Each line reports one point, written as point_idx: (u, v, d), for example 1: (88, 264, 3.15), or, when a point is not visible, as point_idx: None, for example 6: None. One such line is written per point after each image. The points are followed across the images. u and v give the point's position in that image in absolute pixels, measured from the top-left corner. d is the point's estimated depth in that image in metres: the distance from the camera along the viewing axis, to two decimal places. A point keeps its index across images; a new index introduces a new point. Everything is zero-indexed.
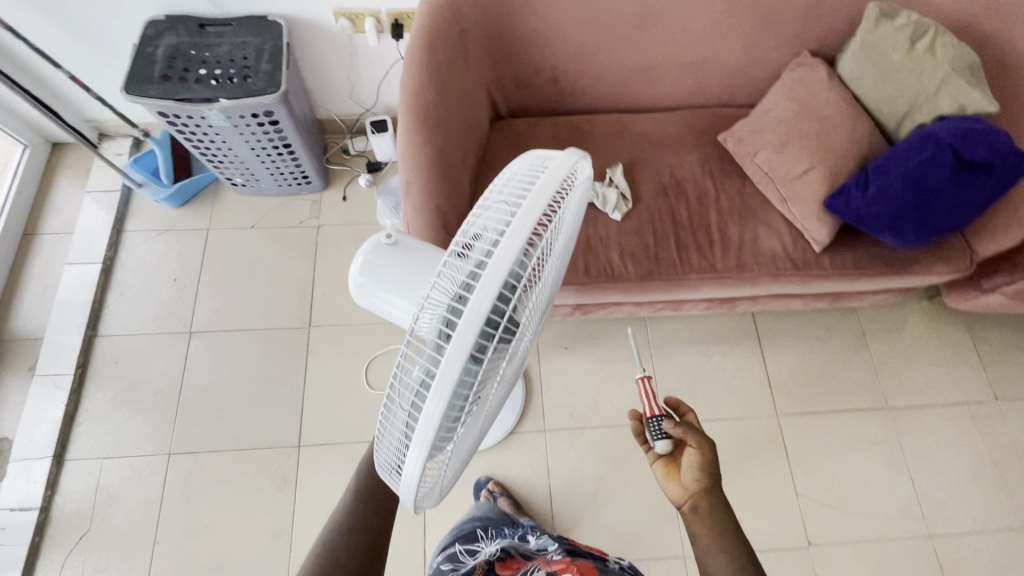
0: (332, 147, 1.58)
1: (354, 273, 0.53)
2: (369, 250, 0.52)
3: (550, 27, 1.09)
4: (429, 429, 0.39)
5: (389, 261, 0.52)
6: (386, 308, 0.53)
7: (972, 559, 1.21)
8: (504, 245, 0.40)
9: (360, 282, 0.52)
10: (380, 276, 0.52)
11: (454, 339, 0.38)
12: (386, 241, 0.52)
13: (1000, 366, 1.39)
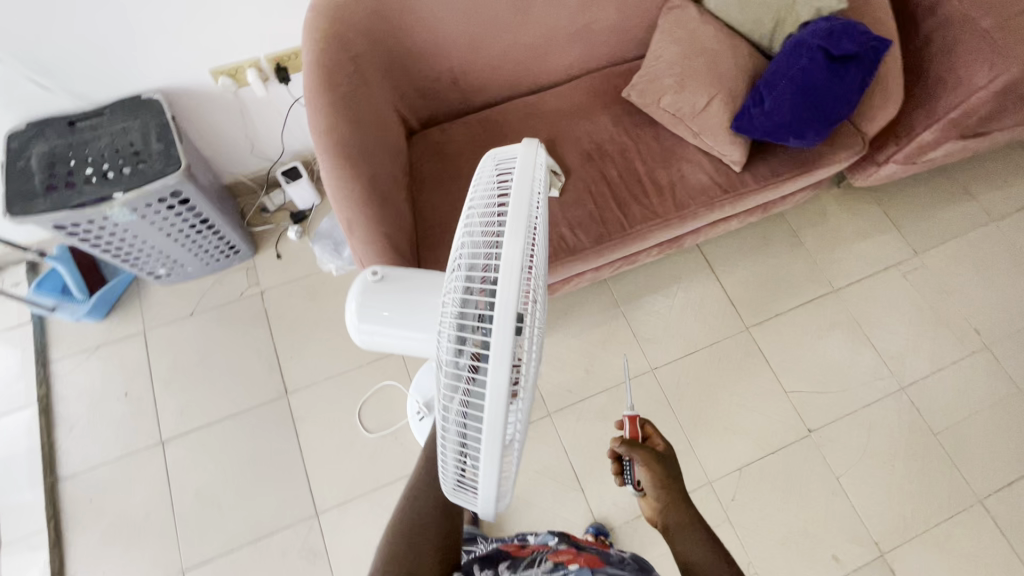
0: (249, 209, 1.52)
1: (349, 318, 0.53)
2: (357, 291, 0.53)
3: (437, 32, 1.10)
4: (495, 442, 0.40)
5: (378, 297, 0.52)
6: (388, 344, 0.53)
7: (939, 394, 1.37)
8: (508, 247, 0.41)
9: (356, 325, 0.53)
10: (374, 314, 0.52)
11: (494, 352, 0.38)
12: (373, 279, 0.54)
13: (909, 225, 1.57)
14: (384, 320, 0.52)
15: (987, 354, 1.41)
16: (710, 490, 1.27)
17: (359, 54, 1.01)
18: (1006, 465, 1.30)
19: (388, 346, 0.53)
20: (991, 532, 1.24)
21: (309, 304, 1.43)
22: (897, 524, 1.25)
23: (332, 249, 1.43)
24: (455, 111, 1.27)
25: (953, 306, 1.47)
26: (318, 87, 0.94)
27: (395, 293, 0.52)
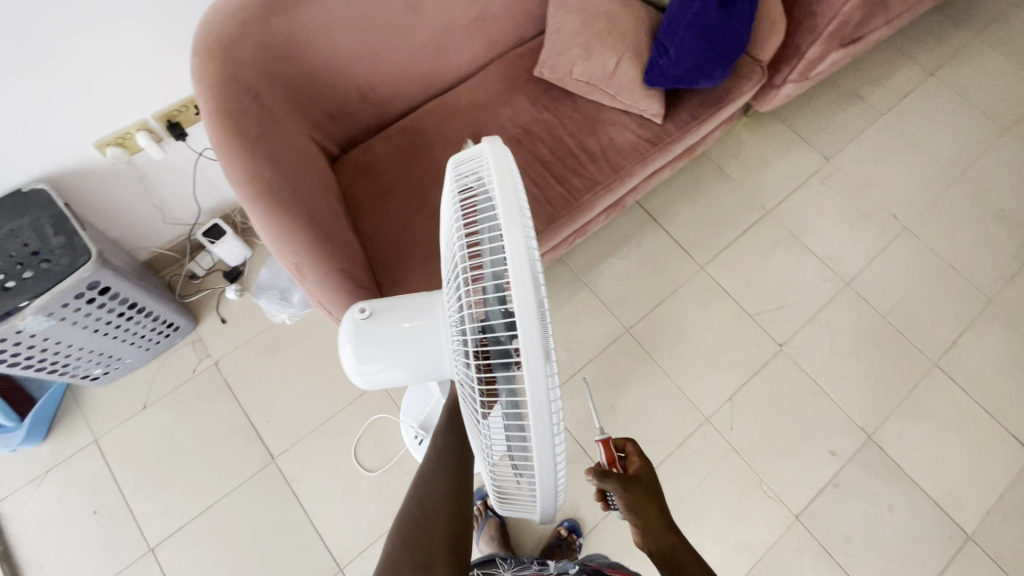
0: (176, 279, 1.42)
1: (346, 364, 0.57)
2: (349, 339, 0.56)
3: (335, 50, 1.05)
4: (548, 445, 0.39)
5: (371, 342, 0.56)
6: (390, 380, 0.59)
7: (879, 280, 1.50)
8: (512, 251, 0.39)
9: (355, 370, 0.57)
10: (371, 359, 0.56)
11: (527, 359, 0.37)
12: (360, 324, 0.56)
13: (816, 136, 1.68)
14: (382, 363, 0.57)
15: (908, 234, 1.56)
16: (710, 426, 1.33)
17: (260, 91, 0.94)
18: (947, 326, 1.45)
19: (391, 382, 0.59)
20: (950, 388, 1.38)
21: (271, 361, 1.35)
22: (875, 405, 1.36)
23: (279, 299, 1.33)
24: (371, 126, 1.23)
25: (870, 198, 1.60)
26: (224, 136, 0.86)
27: (385, 335, 0.56)
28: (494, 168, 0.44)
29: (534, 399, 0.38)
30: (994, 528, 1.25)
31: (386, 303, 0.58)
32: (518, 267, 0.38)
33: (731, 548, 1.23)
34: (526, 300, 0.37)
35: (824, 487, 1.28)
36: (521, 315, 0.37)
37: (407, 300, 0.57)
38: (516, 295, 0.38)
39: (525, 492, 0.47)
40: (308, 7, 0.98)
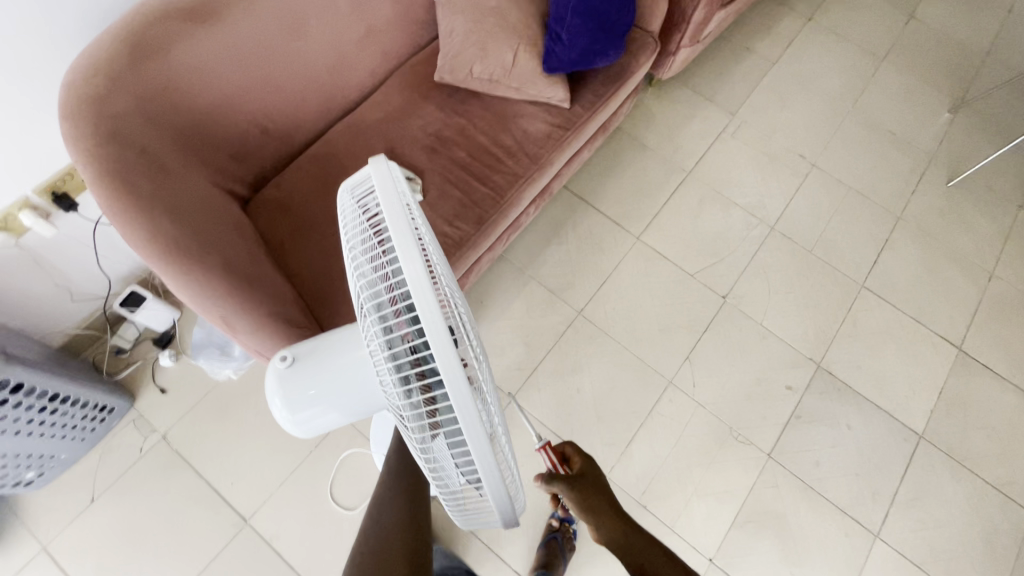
0: (101, 356, 1.30)
1: (280, 416, 0.55)
2: (276, 391, 0.55)
3: (221, 88, 1.01)
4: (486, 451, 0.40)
5: (298, 388, 0.54)
6: (330, 421, 0.57)
7: (800, 218, 1.59)
8: (410, 271, 0.39)
9: (289, 421, 0.55)
10: (302, 405, 0.54)
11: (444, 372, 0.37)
12: (284, 372, 0.55)
13: (718, 94, 1.76)
14: (314, 407, 0.55)
15: (817, 171, 1.65)
16: (675, 387, 1.37)
17: (146, 145, 0.87)
18: (867, 248, 1.55)
19: (330, 423, 0.57)
20: (879, 305, 1.48)
21: (223, 421, 1.28)
22: (818, 335, 1.44)
23: (219, 354, 1.28)
24: (279, 160, 1.18)
25: (777, 144, 1.69)
26: (113, 200, 0.80)
27: (313, 378, 0.54)
28: (382, 194, 0.43)
29: (465, 419, 0.38)
30: (941, 423, 1.36)
31: (309, 346, 0.56)
32: (422, 293, 0.38)
33: (716, 499, 1.27)
34: (437, 325, 0.38)
35: (788, 421, 1.35)
36: (434, 340, 0.38)
37: (329, 338, 0.56)
38: (421, 312, 0.38)
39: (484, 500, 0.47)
40: (180, 48, 0.93)
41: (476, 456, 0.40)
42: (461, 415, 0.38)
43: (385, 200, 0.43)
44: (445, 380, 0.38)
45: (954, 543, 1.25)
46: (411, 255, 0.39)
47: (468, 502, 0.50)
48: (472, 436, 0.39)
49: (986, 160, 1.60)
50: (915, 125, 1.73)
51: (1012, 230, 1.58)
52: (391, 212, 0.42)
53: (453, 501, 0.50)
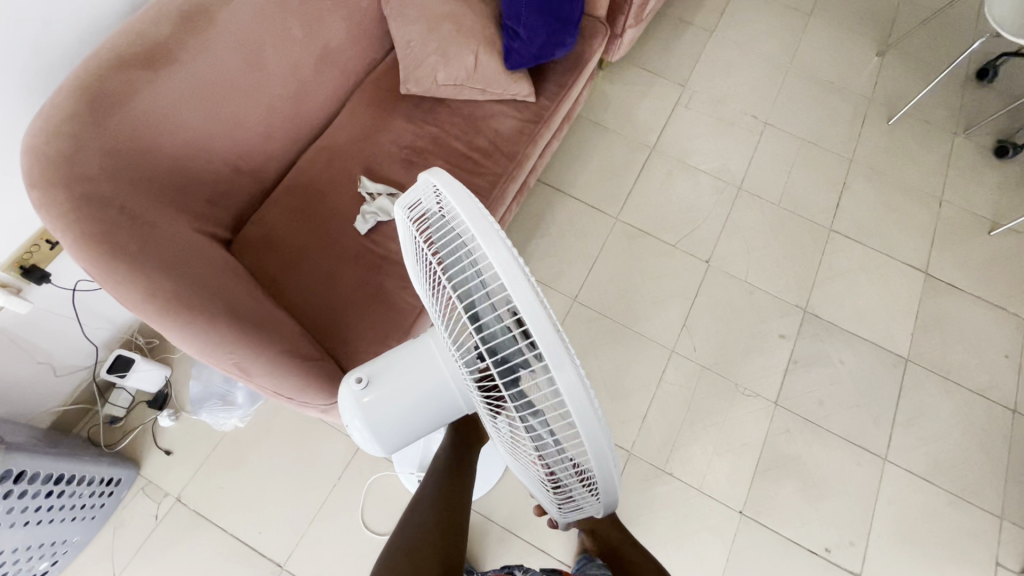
0: (96, 430, 1.26)
1: (360, 436, 0.61)
2: (356, 415, 0.60)
3: (190, 132, 0.99)
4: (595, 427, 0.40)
5: (379, 412, 0.59)
6: (406, 436, 0.63)
7: (763, 175, 1.66)
8: (502, 260, 0.40)
9: (372, 439, 0.61)
10: (384, 426, 0.60)
11: (549, 354, 0.38)
12: (362, 398, 0.59)
13: (666, 68, 1.82)
14: (395, 426, 0.61)
15: (770, 128, 1.73)
16: (678, 355, 1.42)
17: (125, 201, 0.84)
18: (828, 194, 1.64)
19: (407, 437, 0.63)
20: (849, 244, 1.57)
21: (238, 471, 1.24)
22: (799, 282, 1.52)
23: (222, 404, 1.23)
24: (255, 197, 1.16)
25: (729, 108, 1.76)
26: (107, 262, 0.78)
27: (390, 402, 0.59)
28: (462, 209, 0.44)
29: (583, 423, 0.39)
30: (922, 344, 1.45)
31: (379, 370, 0.60)
32: (527, 304, 0.39)
33: (735, 454, 1.32)
34: (547, 334, 0.38)
35: (787, 367, 1.42)
36: (545, 348, 0.38)
37: (399, 362, 0.60)
38: (517, 298, 0.39)
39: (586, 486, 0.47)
40: (141, 95, 0.91)
41: (590, 450, 0.40)
42: (578, 418, 0.39)
43: (466, 215, 0.43)
44: (560, 386, 0.39)
45: (954, 452, 1.34)
46: (508, 269, 0.40)
47: (568, 496, 0.51)
48: (589, 437, 0.40)
49: (919, 95, 1.71)
50: (851, 72, 1.84)
51: (952, 156, 1.70)
52: (475, 228, 0.42)
53: (554, 494, 0.52)
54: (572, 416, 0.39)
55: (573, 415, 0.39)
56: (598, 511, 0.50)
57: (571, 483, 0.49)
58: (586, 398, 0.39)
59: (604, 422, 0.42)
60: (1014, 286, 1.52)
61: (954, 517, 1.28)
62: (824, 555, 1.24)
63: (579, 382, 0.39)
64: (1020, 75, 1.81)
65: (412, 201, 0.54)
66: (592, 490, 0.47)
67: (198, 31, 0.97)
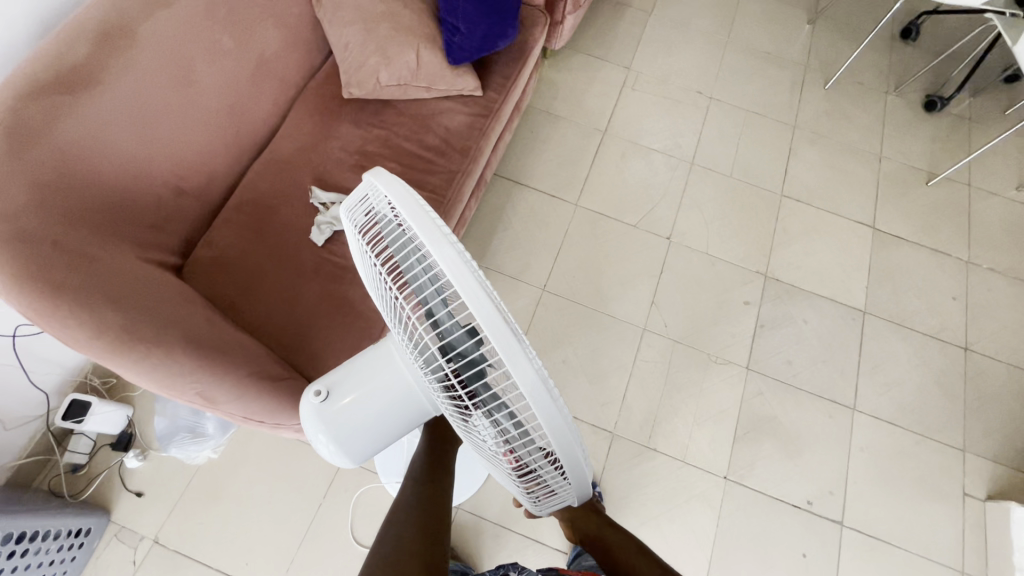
0: (58, 481, 1.20)
1: (326, 449, 0.59)
2: (319, 428, 0.58)
3: (123, 155, 0.94)
4: (557, 418, 0.40)
5: (342, 424, 0.58)
6: (375, 446, 0.62)
7: (713, 149, 1.70)
8: (447, 259, 0.40)
9: (339, 452, 0.59)
10: (349, 437, 0.59)
11: (502, 350, 0.37)
12: (324, 410, 0.58)
13: (609, 52, 1.83)
14: (361, 436, 0.59)
15: (715, 102, 1.77)
16: (650, 332, 1.44)
17: (58, 234, 0.79)
18: (776, 160, 1.69)
19: (376, 447, 0.62)
20: (800, 207, 1.63)
21: (217, 504, 1.20)
22: (758, 249, 1.56)
23: (191, 437, 1.18)
24: (202, 218, 1.11)
25: (675, 86, 1.79)
26: (47, 300, 0.73)
27: (354, 412, 0.58)
28: (404, 210, 0.43)
29: (544, 415, 0.39)
30: (877, 296, 1.52)
31: (340, 380, 0.58)
32: (477, 301, 0.38)
33: (714, 421, 1.36)
34: (500, 330, 0.38)
35: (755, 332, 1.46)
36: (498, 343, 0.37)
37: (360, 370, 0.59)
38: (465, 297, 0.39)
39: (558, 476, 0.47)
40: (63, 121, 0.85)
41: (555, 441, 0.40)
42: (539, 411, 0.39)
43: (409, 215, 0.42)
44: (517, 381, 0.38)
45: (916, 394, 1.41)
46: (455, 266, 0.39)
47: (541, 488, 0.51)
48: (551, 429, 0.40)
49: (850, 58, 1.78)
50: (785, 41, 1.90)
51: (886, 114, 1.78)
52: (419, 227, 0.41)
53: (527, 488, 0.52)
54: (533, 409, 0.39)
55: (534, 408, 0.39)
56: (574, 499, 0.50)
57: (543, 475, 0.49)
58: (545, 391, 0.39)
59: (566, 412, 0.42)
60: (954, 231, 1.61)
61: (921, 455, 1.35)
62: (807, 508, 1.29)
63: (537, 375, 0.39)
64: (940, 31, 1.91)
65: (357, 205, 0.53)
66: (563, 480, 0.47)
67: (119, 50, 0.93)
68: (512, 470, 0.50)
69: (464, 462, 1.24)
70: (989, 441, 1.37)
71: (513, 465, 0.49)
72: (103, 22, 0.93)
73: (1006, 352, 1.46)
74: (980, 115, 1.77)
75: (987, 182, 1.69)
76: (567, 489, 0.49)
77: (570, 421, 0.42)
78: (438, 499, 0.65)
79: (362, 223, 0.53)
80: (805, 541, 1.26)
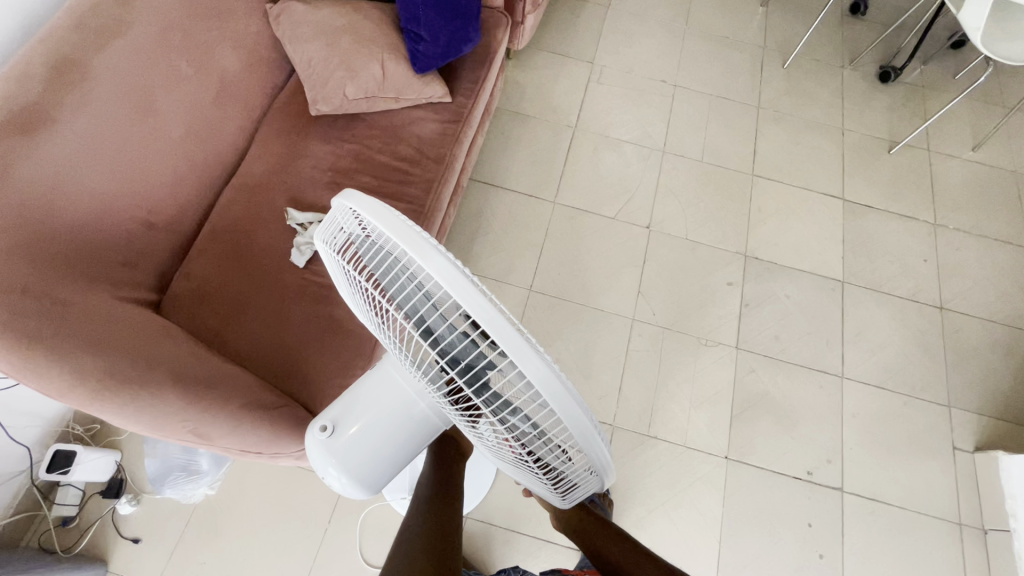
0: (47, 536, 1.15)
1: (339, 483, 0.58)
2: (329, 462, 0.57)
3: (87, 194, 0.90)
4: (573, 408, 0.39)
5: (354, 455, 0.56)
6: (389, 472, 0.60)
7: (682, 136, 1.72)
8: (438, 268, 0.39)
9: (353, 485, 0.58)
10: (363, 468, 0.57)
11: (511, 348, 0.37)
12: (332, 443, 0.56)
13: (572, 48, 1.84)
14: (375, 465, 0.58)
15: (680, 90, 1.80)
16: (639, 323, 1.45)
17: (28, 282, 0.76)
18: (744, 142, 1.72)
19: (391, 473, 0.61)
20: (771, 185, 1.66)
21: (219, 541, 1.16)
22: (735, 230, 1.59)
23: (186, 475, 1.15)
24: (176, 250, 1.08)
25: (639, 77, 1.81)
26: (25, 352, 0.71)
27: (363, 440, 0.57)
28: (386, 226, 0.41)
29: (563, 409, 0.39)
30: (853, 265, 1.56)
31: (345, 410, 0.57)
32: (479, 307, 0.38)
33: (710, 403, 1.37)
34: (506, 332, 0.37)
35: (741, 312, 1.48)
36: (506, 343, 0.37)
37: (364, 396, 0.58)
38: (464, 303, 0.38)
39: (582, 466, 0.47)
40: (22, 163, 0.83)
41: (575, 431, 0.40)
42: (557, 406, 0.38)
43: (392, 231, 0.41)
44: (530, 378, 0.38)
45: (899, 357, 1.45)
46: (450, 276, 0.38)
47: (564, 481, 0.51)
48: (572, 422, 0.39)
49: (806, 36, 1.83)
50: (741, 25, 1.93)
51: (844, 88, 1.83)
52: (405, 241, 0.40)
53: (551, 483, 0.52)
54: (551, 405, 0.39)
55: (551, 402, 0.39)
56: (599, 486, 0.50)
57: (565, 469, 0.48)
58: (559, 383, 0.39)
59: (582, 402, 0.42)
60: (919, 196, 1.66)
61: (910, 415, 1.39)
62: (807, 478, 1.31)
63: (550, 370, 0.39)
64: (887, 4, 1.97)
65: (329, 229, 0.51)
66: (585, 471, 0.47)
67: (72, 85, 0.90)
68: (533, 468, 0.50)
69: (469, 472, 1.23)
70: (971, 395, 1.41)
71: (534, 463, 0.49)
72: (54, 57, 0.90)
73: (979, 308, 1.51)
74: (932, 81, 1.84)
75: (946, 145, 1.74)
76: (591, 479, 0.49)
77: (587, 411, 0.42)
78: (447, 516, 0.65)
79: (338, 247, 0.51)
80: (809, 511, 1.28)
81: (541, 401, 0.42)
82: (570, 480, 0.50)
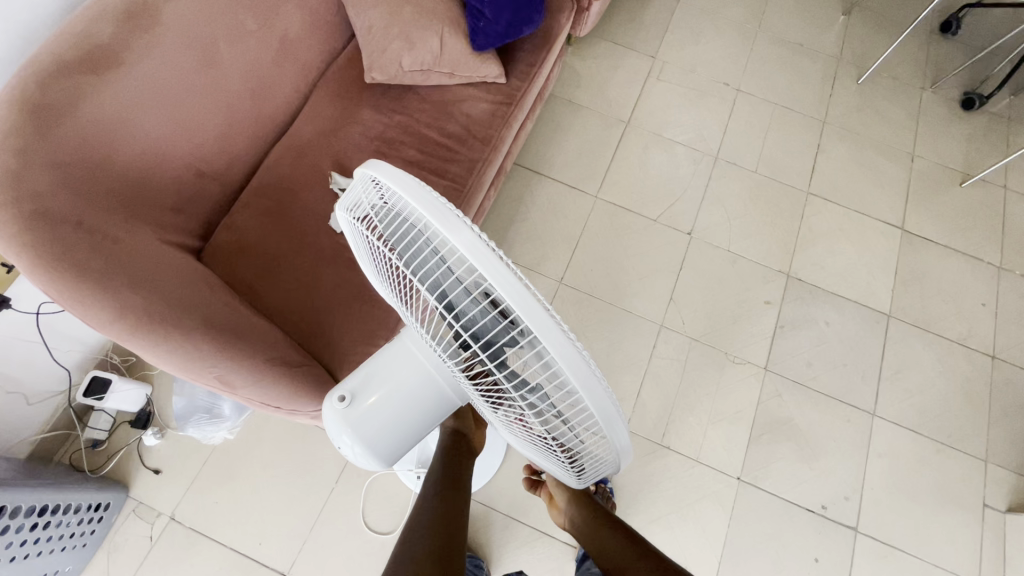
0: (79, 455, 1.23)
1: (352, 452, 0.59)
2: (343, 431, 0.57)
3: (144, 135, 0.93)
4: (593, 388, 0.38)
5: (370, 426, 0.57)
6: (403, 445, 0.61)
7: (738, 145, 1.65)
8: (460, 240, 0.38)
9: (367, 455, 0.58)
10: (378, 440, 0.58)
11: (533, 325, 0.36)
12: (348, 413, 0.57)
13: (635, 41, 1.79)
14: (389, 437, 0.58)
15: (743, 95, 1.72)
16: (668, 331, 1.42)
17: (82, 216, 0.80)
18: (804, 157, 1.64)
19: (404, 447, 0.61)
20: (826, 206, 1.58)
21: (232, 482, 1.21)
22: (781, 247, 1.52)
23: (209, 418, 1.20)
24: (223, 202, 1.11)
25: (701, 77, 1.74)
26: (70, 281, 0.74)
27: (379, 412, 0.57)
28: (410, 196, 0.41)
29: (583, 387, 0.37)
30: (903, 299, 1.48)
31: (363, 382, 0.58)
32: (503, 283, 0.37)
33: (729, 421, 1.34)
34: (529, 308, 0.37)
35: (775, 332, 1.43)
36: (528, 317, 0.36)
37: (381, 367, 0.58)
38: (488, 276, 0.37)
39: (601, 450, 0.46)
40: (90, 98, 0.86)
41: (596, 412, 0.39)
42: (581, 387, 0.37)
43: (417, 201, 0.40)
44: (553, 356, 0.37)
45: (939, 401, 1.37)
46: (475, 250, 0.38)
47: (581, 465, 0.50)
48: (593, 402, 0.38)
49: (886, 52, 1.72)
50: (818, 33, 1.83)
51: (921, 111, 1.71)
52: (429, 211, 0.40)
53: (568, 465, 0.51)
54: (574, 385, 0.38)
55: (572, 382, 0.38)
56: (615, 472, 0.49)
57: (582, 449, 0.47)
58: (581, 361, 0.37)
59: (604, 382, 0.41)
60: (987, 234, 1.56)
61: (941, 463, 1.32)
62: (821, 512, 1.27)
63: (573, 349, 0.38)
64: (982, 26, 1.82)
65: (356, 200, 0.51)
66: (604, 454, 0.46)
67: (142, 28, 0.93)
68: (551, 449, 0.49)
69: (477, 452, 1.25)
70: (1013, 452, 1.33)
71: (551, 445, 0.48)
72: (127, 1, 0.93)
73: None
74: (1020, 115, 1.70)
75: None
76: (607, 465, 0.48)
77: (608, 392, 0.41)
78: (454, 510, 0.64)
79: (360, 218, 0.52)
80: (819, 546, 1.24)
81: (562, 382, 0.41)
82: (587, 465, 0.49)
